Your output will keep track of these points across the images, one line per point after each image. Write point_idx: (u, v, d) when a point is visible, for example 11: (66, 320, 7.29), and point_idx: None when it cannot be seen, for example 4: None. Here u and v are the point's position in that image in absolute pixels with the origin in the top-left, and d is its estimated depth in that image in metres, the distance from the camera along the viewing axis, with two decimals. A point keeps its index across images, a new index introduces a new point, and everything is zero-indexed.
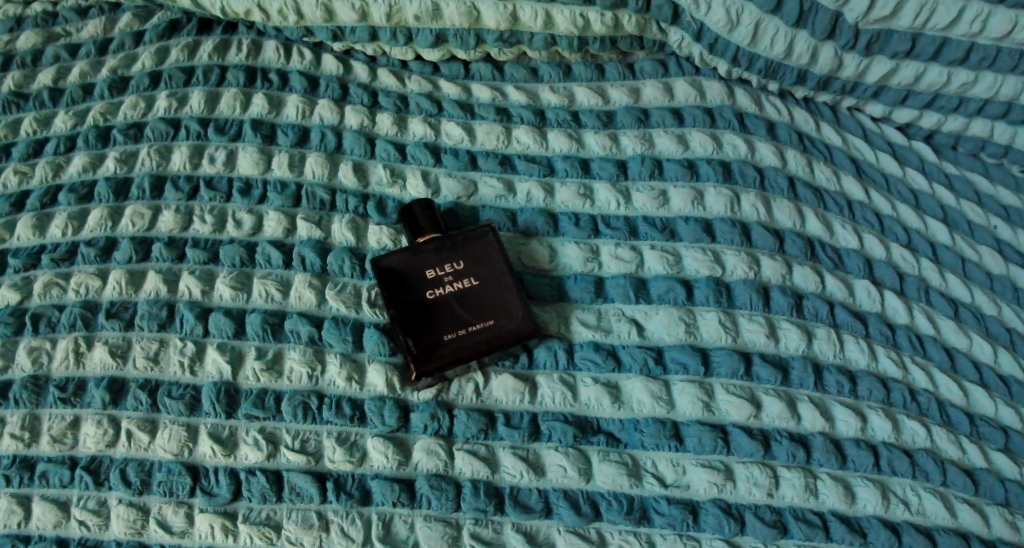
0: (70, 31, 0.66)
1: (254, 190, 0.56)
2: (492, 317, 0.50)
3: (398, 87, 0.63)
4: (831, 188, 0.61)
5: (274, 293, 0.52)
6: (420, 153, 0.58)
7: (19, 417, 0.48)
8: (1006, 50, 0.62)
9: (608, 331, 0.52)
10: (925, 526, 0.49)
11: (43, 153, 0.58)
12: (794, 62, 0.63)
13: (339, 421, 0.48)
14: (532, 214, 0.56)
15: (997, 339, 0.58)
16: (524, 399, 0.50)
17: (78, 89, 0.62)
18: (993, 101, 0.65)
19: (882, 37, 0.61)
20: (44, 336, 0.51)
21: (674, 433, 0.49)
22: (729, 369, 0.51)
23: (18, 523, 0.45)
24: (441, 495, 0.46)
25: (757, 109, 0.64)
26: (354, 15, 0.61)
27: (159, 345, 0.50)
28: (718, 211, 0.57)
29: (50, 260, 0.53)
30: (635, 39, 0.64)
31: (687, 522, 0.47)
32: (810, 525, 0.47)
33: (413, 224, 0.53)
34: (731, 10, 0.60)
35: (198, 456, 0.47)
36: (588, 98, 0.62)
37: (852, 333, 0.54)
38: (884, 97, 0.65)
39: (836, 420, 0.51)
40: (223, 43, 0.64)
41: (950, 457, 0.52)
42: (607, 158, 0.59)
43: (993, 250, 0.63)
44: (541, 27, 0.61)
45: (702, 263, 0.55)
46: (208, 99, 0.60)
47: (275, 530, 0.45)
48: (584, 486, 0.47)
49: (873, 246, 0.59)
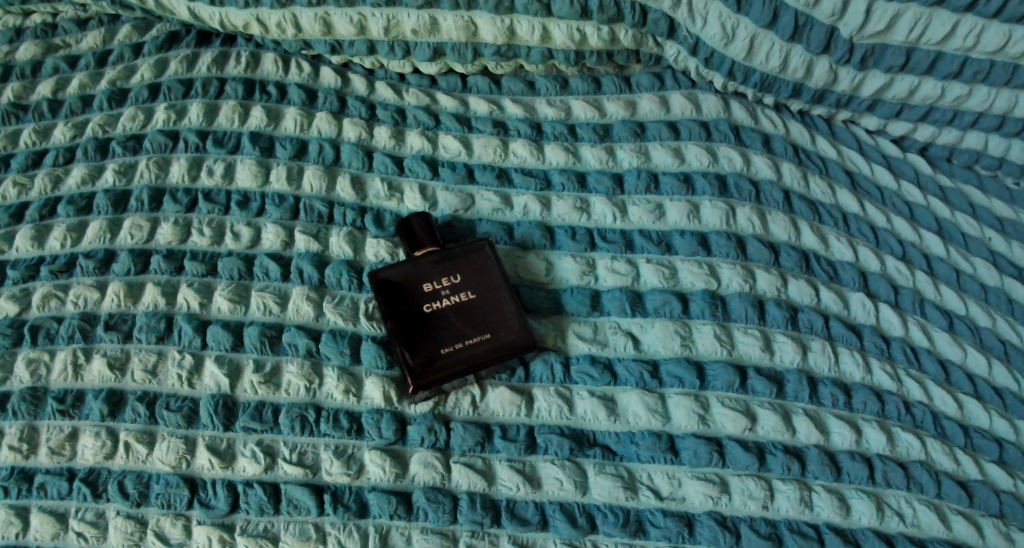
0: (69, 43, 0.66)
1: (252, 203, 0.56)
2: (490, 330, 0.50)
3: (396, 100, 0.63)
4: (826, 201, 0.61)
5: (272, 305, 0.52)
6: (417, 166, 0.59)
7: (17, 428, 0.48)
8: (1000, 63, 0.62)
9: (604, 343, 0.53)
10: (919, 537, 0.49)
11: (42, 164, 0.59)
12: (789, 76, 0.63)
13: (337, 433, 0.48)
14: (528, 227, 0.57)
15: (991, 351, 0.59)
16: (520, 412, 0.50)
17: (77, 101, 0.62)
18: (987, 114, 0.65)
19: (877, 52, 0.61)
20: (43, 347, 0.51)
21: (669, 445, 0.49)
22: (725, 382, 0.51)
23: (17, 534, 0.45)
24: (438, 508, 0.47)
25: (752, 122, 0.64)
26: (352, 29, 0.61)
27: (157, 357, 0.50)
28: (714, 224, 0.58)
29: (49, 272, 0.53)
30: (632, 52, 0.64)
31: (683, 534, 0.47)
32: (805, 537, 0.48)
33: (411, 237, 0.53)
34: (727, 25, 0.61)
35: (196, 467, 0.47)
36: (585, 112, 0.63)
37: (847, 345, 0.55)
38: (879, 110, 0.66)
39: (831, 433, 0.51)
40: (222, 56, 0.64)
41: (945, 468, 0.52)
42: (604, 172, 0.60)
43: (988, 262, 0.63)
44: (538, 40, 0.62)
45: (698, 276, 0.55)
46: (207, 111, 0.60)
47: (273, 541, 0.45)
48: (580, 499, 0.48)
49: (867, 258, 0.59)
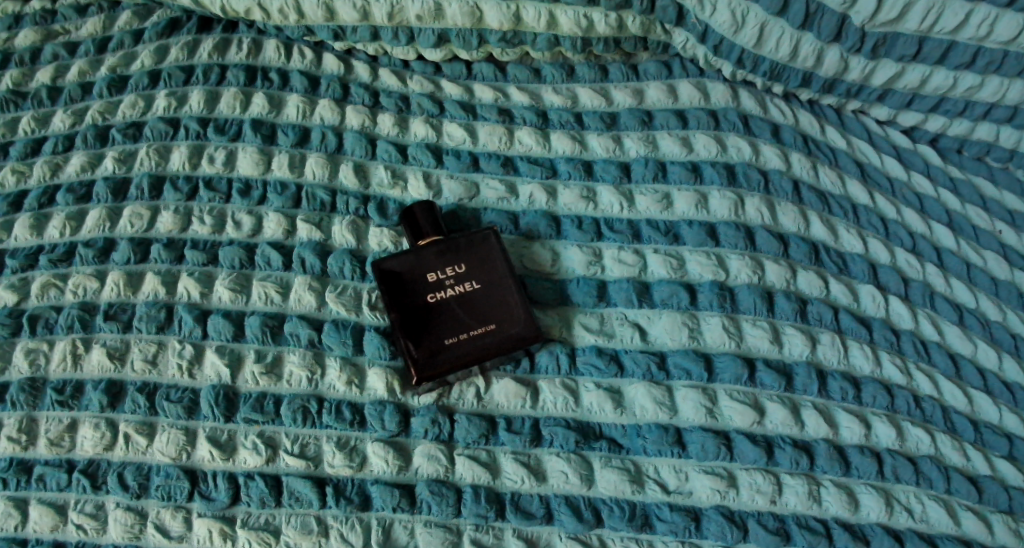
0: (69, 29, 0.65)
1: (254, 191, 0.56)
2: (494, 321, 0.50)
3: (400, 87, 0.62)
4: (835, 192, 0.60)
5: (274, 295, 0.51)
6: (421, 154, 0.58)
7: (16, 419, 0.47)
8: (1013, 54, 0.61)
9: (611, 335, 0.52)
10: (928, 534, 0.49)
11: (41, 152, 0.58)
12: (799, 65, 0.62)
13: (339, 425, 0.48)
14: (534, 217, 0.56)
15: (1001, 345, 0.58)
16: (526, 404, 0.49)
17: (77, 88, 0.61)
18: (1000, 105, 0.64)
19: (889, 40, 0.60)
20: (42, 337, 0.50)
21: (677, 439, 0.48)
22: (733, 375, 0.51)
23: (15, 526, 0.45)
24: (441, 501, 0.46)
25: (762, 111, 0.63)
26: (355, 15, 0.60)
27: (157, 347, 0.49)
28: (722, 214, 0.57)
29: (48, 261, 0.53)
30: (640, 40, 0.63)
31: (689, 529, 0.46)
32: (813, 532, 0.47)
33: (415, 227, 0.52)
34: (737, 12, 0.60)
35: (196, 459, 0.46)
36: (591, 100, 0.62)
37: (857, 338, 0.54)
38: (889, 100, 0.65)
39: (840, 427, 0.50)
40: (223, 43, 0.63)
41: (954, 463, 0.51)
42: (611, 161, 0.59)
43: (999, 255, 0.62)
44: (545, 27, 0.61)
45: (706, 268, 0.54)
46: (208, 99, 0.59)
47: (274, 534, 0.45)
48: (585, 492, 0.47)
49: (877, 250, 0.58)
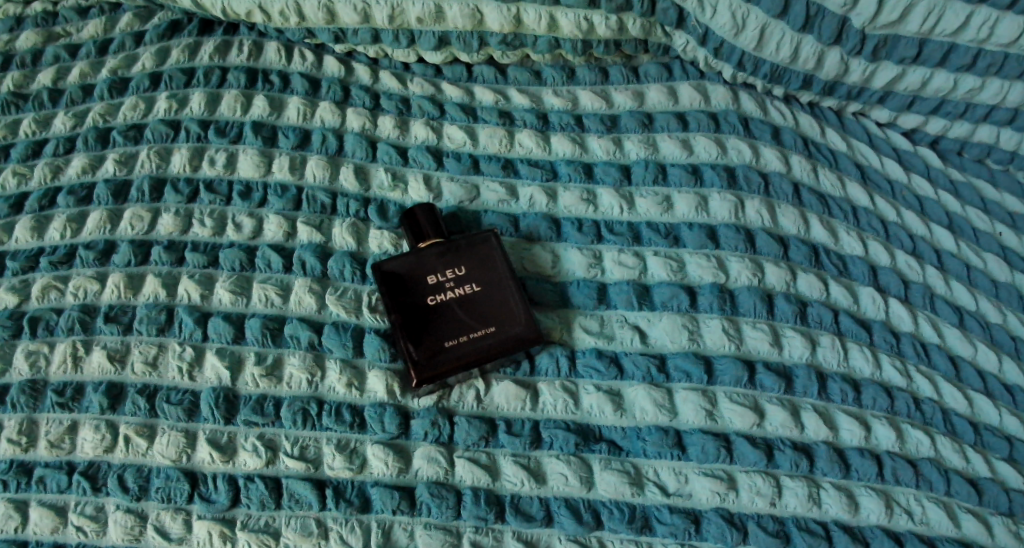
0: (70, 32, 0.65)
1: (255, 193, 0.56)
2: (495, 322, 0.50)
3: (401, 90, 0.62)
4: (835, 194, 0.60)
5: (274, 297, 0.51)
6: (422, 156, 0.58)
7: (16, 421, 0.47)
8: (1013, 56, 0.61)
9: (611, 337, 0.52)
10: (928, 536, 0.49)
11: (42, 154, 0.58)
12: (800, 67, 0.62)
13: (339, 427, 0.48)
14: (534, 219, 0.56)
15: (1001, 347, 0.58)
16: (526, 406, 0.49)
17: (78, 90, 0.61)
18: (1000, 107, 0.64)
19: (889, 43, 0.60)
20: (43, 339, 0.50)
21: (676, 441, 0.49)
22: (733, 377, 0.51)
23: (15, 528, 0.45)
24: (441, 503, 0.46)
25: (762, 113, 0.63)
26: (356, 17, 0.60)
27: (157, 349, 0.49)
28: (722, 216, 0.57)
29: (49, 263, 0.53)
30: (640, 42, 0.63)
31: (689, 531, 0.46)
32: (813, 534, 0.47)
33: (415, 229, 0.52)
34: (737, 14, 0.60)
35: (196, 461, 0.47)
36: (591, 102, 0.62)
37: (857, 341, 0.54)
38: (890, 102, 0.65)
39: (840, 429, 0.50)
40: (224, 45, 0.63)
41: (954, 466, 0.51)
42: (611, 163, 0.59)
43: (999, 257, 0.62)
44: (545, 30, 0.61)
45: (706, 270, 0.54)
46: (209, 101, 0.60)
47: (274, 536, 0.45)
48: (585, 494, 0.47)
49: (877, 252, 0.58)
